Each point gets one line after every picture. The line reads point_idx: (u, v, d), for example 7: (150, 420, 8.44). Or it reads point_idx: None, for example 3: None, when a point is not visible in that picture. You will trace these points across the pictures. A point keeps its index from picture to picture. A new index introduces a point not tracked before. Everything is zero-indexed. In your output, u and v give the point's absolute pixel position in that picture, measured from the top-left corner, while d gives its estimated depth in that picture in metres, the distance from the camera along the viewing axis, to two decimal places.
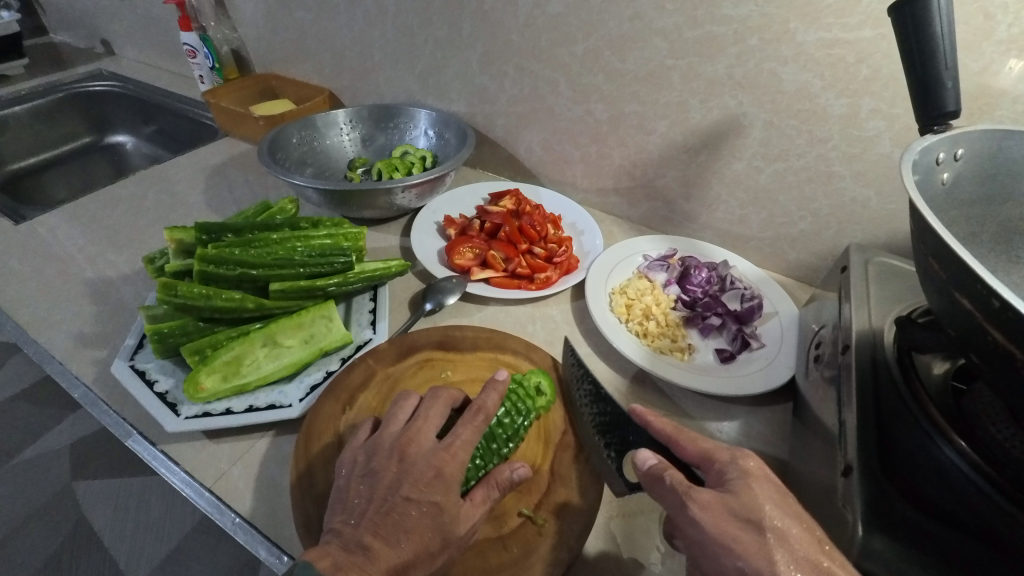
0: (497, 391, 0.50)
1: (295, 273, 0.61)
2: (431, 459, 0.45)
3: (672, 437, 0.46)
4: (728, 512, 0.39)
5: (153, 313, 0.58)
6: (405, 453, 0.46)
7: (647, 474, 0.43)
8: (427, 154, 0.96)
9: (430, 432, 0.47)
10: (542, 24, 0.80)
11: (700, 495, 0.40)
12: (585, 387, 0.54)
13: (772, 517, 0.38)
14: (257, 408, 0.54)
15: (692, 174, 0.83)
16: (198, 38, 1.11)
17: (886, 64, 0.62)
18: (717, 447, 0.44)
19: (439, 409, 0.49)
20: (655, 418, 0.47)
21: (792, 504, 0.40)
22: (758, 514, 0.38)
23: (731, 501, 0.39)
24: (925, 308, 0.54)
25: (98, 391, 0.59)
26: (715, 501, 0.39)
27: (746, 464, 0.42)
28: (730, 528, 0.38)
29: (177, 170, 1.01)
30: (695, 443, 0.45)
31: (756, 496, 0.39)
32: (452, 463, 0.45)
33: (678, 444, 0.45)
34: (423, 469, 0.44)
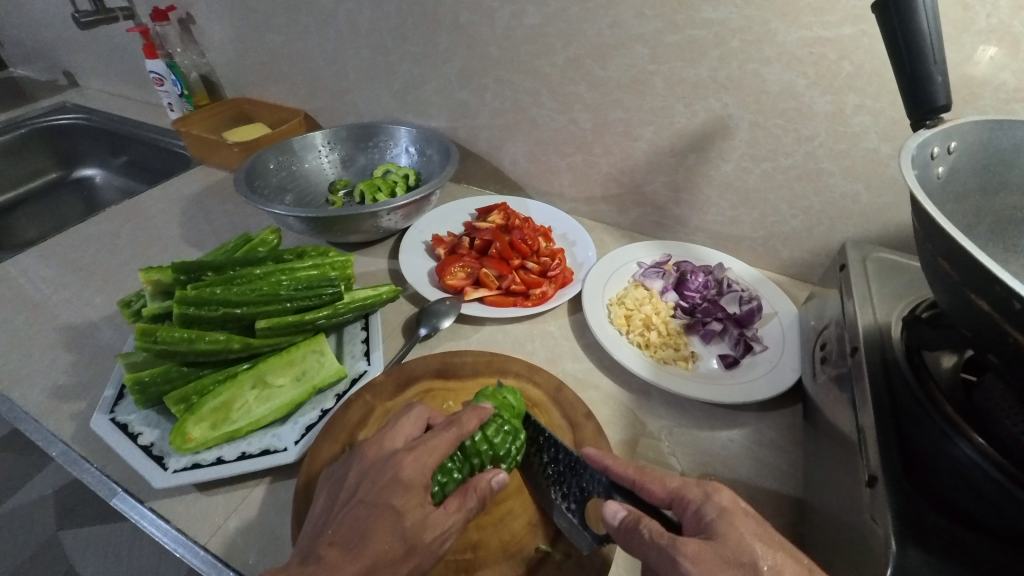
0: (477, 413, 0.47)
1: (282, 309, 0.58)
2: (390, 462, 0.44)
3: (635, 481, 0.44)
4: (716, 557, 0.36)
5: (132, 361, 0.55)
6: (365, 456, 0.46)
7: (620, 528, 0.40)
8: (410, 172, 0.94)
9: (396, 440, 0.47)
10: (520, 36, 0.79)
11: (686, 547, 0.37)
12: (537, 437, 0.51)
13: (766, 558, 0.36)
14: (250, 455, 0.51)
15: (681, 178, 0.82)
16: (165, 65, 1.08)
17: (869, 60, 0.62)
18: (683, 484, 0.42)
19: (412, 419, 0.49)
20: (613, 462, 0.45)
21: (774, 537, 0.37)
22: (749, 554, 0.36)
23: (720, 548, 0.36)
24: (929, 302, 0.53)
25: (78, 448, 0.55)
26: (701, 550, 0.36)
27: (720, 497, 0.39)
28: None
29: (151, 203, 0.97)
30: (660, 483, 0.43)
31: (741, 533, 0.37)
32: (411, 467, 0.44)
33: (643, 488, 0.43)
34: (380, 474, 0.44)
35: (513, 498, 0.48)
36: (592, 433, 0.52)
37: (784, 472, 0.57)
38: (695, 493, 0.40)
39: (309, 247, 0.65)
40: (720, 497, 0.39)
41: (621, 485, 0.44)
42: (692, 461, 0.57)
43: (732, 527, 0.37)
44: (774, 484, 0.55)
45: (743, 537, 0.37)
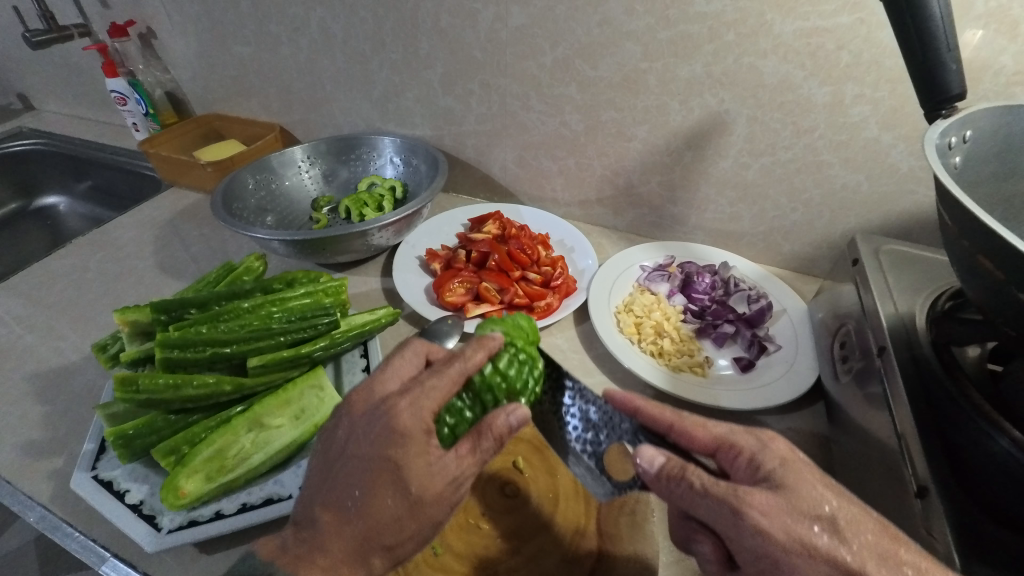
0: (485, 345, 0.45)
1: (274, 343, 0.54)
2: (380, 408, 0.40)
3: (675, 421, 0.40)
4: (779, 505, 0.34)
5: (112, 413, 0.51)
6: (357, 402, 0.43)
7: (655, 478, 0.37)
8: (396, 184, 0.90)
9: (390, 383, 0.44)
10: (505, 38, 0.76)
11: (754, 499, 0.34)
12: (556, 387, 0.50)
13: (809, 485, 0.35)
14: (251, 506, 0.48)
15: (677, 177, 0.80)
16: (128, 84, 1.02)
17: (867, 49, 0.60)
18: (732, 430, 0.38)
19: (407, 359, 0.46)
20: (645, 403, 0.41)
21: (800, 461, 0.36)
22: (787, 478, 0.35)
23: (789, 499, 0.34)
24: (950, 294, 0.52)
25: (58, 511, 0.51)
26: (771, 503, 0.34)
27: (776, 446, 0.37)
28: (803, 530, 0.33)
29: (120, 231, 0.91)
30: (702, 428, 0.39)
31: (811, 487, 0.35)
32: (406, 415, 0.39)
33: (682, 433, 0.40)
34: (372, 424, 0.39)
35: (542, 533, 0.44)
36: None
37: None
38: (746, 440, 0.37)
39: (297, 273, 0.61)
40: (776, 445, 0.37)
41: (657, 430, 0.41)
42: None
43: (766, 457, 0.36)
44: None
45: (773, 456, 0.36)
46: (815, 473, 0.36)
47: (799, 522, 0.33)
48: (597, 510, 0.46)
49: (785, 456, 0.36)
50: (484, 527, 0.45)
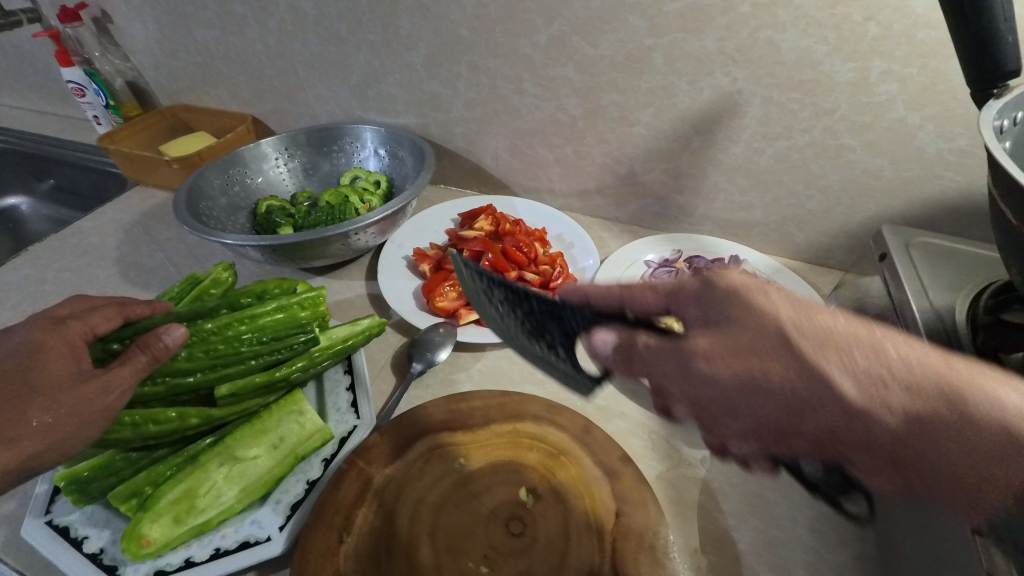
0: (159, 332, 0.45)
1: (245, 368, 0.49)
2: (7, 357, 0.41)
3: (622, 295, 0.36)
4: (735, 347, 0.30)
5: (66, 452, 0.45)
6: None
7: (615, 358, 0.35)
8: (381, 178, 0.84)
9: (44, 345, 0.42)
10: (494, 13, 0.68)
11: (698, 346, 0.31)
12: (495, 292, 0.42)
13: (791, 320, 0.30)
14: (225, 552, 0.42)
15: (684, 164, 0.74)
16: (84, 74, 0.93)
17: (897, 19, 0.54)
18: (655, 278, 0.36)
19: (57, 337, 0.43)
20: (594, 286, 0.37)
21: (814, 307, 0.30)
22: (775, 329, 0.30)
23: (731, 336, 0.31)
24: (996, 289, 0.47)
25: (9, 563, 0.45)
26: (713, 345, 0.31)
27: (724, 281, 0.33)
28: (745, 364, 0.30)
29: (82, 237, 0.84)
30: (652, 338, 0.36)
31: (762, 312, 0.30)
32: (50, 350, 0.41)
33: (633, 298, 0.36)
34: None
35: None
36: (633, 482, 0.44)
37: None
38: (694, 287, 0.33)
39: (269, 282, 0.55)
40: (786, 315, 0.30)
41: (610, 311, 0.37)
42: (741, 493, 0.50)
43: (754, 300, 0.31)
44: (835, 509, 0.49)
45: (774, 322, 0.30)
46: (844, 339, 0.28)
47: (768, 390, 0.30)
48: (614, 547, 0.40)
49: (818, 322, 0.29)
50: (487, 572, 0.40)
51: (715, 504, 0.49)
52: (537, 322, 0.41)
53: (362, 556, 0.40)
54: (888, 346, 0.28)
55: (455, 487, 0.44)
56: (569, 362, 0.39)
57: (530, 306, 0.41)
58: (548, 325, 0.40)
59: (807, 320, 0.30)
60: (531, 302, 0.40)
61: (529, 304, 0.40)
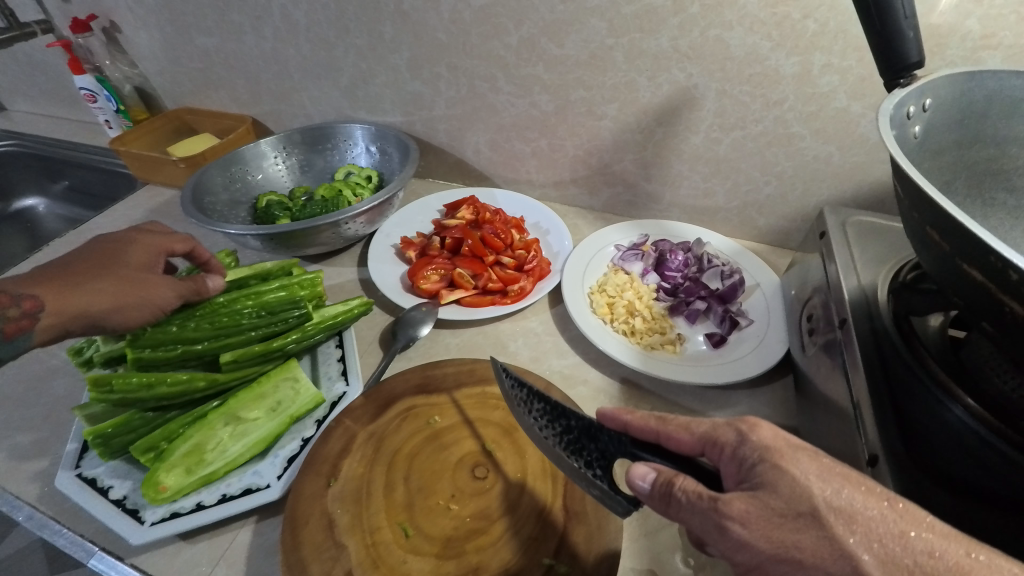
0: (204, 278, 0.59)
1: (246, 339, 0.55)
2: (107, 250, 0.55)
3: (660, 432, 0.40)
4: (767, 512, 0.32)
5: (90, 414, 0.52)
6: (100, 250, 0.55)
7: (652, 494, 0.36)
8: (372, 173, 0.90)
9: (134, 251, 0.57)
10: (469, 18, 0.74)
11: (733, 508, 0.32)
12: (535, 408, 0.47)
13: (824, 497, 0.31)
14: (230, 497, 0.49)
15: (650, 154, 0.79)
16: (95, 81, 1.00)
17: (834, 16, 0.59)
18: (712, 426, 0.37)
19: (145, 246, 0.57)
20: (633, 418, 0.41)
21: (835, 471, 0.32)
22: (808, 502, 0.31)
23: (768, 499, 0.32)
24: (913, 264, 0.53)
25: (45, 511, 0.52)
26: (750, 509, 0.32)
27: (759, 436, 0.35)
28: (784, 535, 0.31)
29: (97, 233, 0.91)
30: (686, 431, 0.38)
31: (795, 481, 0.32)
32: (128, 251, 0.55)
33: (670, 438, 0.39)
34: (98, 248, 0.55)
35: (512, 512, 0.46)
36: None
37: None
38: (729, 437, 0.36)
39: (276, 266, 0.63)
40: (804, 464, 0.33)
41: (647, 442, 0.40)
42: None
43: (786, 453, 0.33)
44: None
45: (806, 496, 0.31)
46: (867, 516, 0.30)
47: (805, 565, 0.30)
48: (564, 488, 0.47)
49: (849, 499, 0.31)
50: (454, 508, 0.46)
51: None
52: (576, 439, 0.44)
53: (346, 497, 0.46)
54: (907, 527, 0.30)
55: (428, 439, 0.50)
56: (603, 479, 0.40)
57: (566, 425, 0.45)
58: (587, 444, 0.43)
59: (838, 493, 0.31)
60: (572, 423, 0.45)
61: (569, 422, 0.45)
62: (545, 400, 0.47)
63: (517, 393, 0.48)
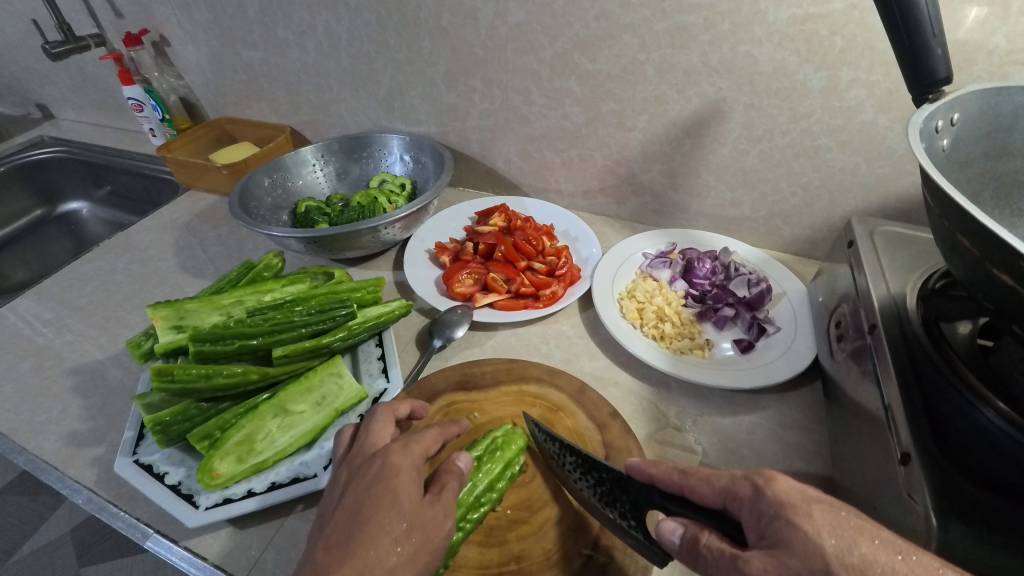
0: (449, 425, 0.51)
1: (296, 335, 0.59)
2: (376, 455, 0.45)
3: (683, 486, 0.39)
4: (784, 571, 0.32)
5: (149, 402, 0.55)
6: (353, 462, 0.46)
7: (682, 549, 0.38)
8: (406, 181, 0.93)
9: (380, 441, 0.48)
10: (505, 34, 0.78)
11: (751, 565, 0.33)
12: (567, 459, 0.48)
13: (836, 554, 0.31)
14: (279, 485, 0.51)
15: (677, 165, 0.81)
16: (143, 91, 1.05)
17: (861, 33, 0.61)
18: (732, 478, 0.37)
19: (386, 422, 0.50)
20: (658, 470, 0.41)
21: (850, 522, 0.33)
22: (821, 559, 0.31)
23: (785, 557, 0.32)
24: (942, 272, 0.54)
25: (103, 494, 0.55)
26: (768, 567, 0.32)
27: (775, 490, 0.35)
28: None
29: (144, 235, 0.96)
30: (707, 484, 0.38)
31: (808, 538, 0.32)
32: (400, 455, 0.45)
33: (692, 491, 0.39)
34: (367, 467, 0.44)
35: (549, 504, 0.49)
36: (619, 433, 0.53)
37: (810, 452, 0.58)
38: (747, 491, 0.36)
39: None
40: (819, 512, 0.33)
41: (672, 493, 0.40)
42: (718, 450, 0.58)
43: (798, 504, 0.34)
44: (800, 463, 0.57)
45: (819, 553, 0.31)
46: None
47: None
48: None
49: (863, 553, 0.31)
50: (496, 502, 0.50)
51: (695, 455, 0.57)
52: (609, 490, 0.45)
53: None
54: None
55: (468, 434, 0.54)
56: (637, 532, 0.42)
57: (598, 477, 0.46)
58: (619, 495, 0.44)
59: (851, 548, 0.31)
60: (601, 473, 0.45)
61: (598, 473, 0.45)
62: (576, 451, 0.47)
63: (549, 443, 0.50)
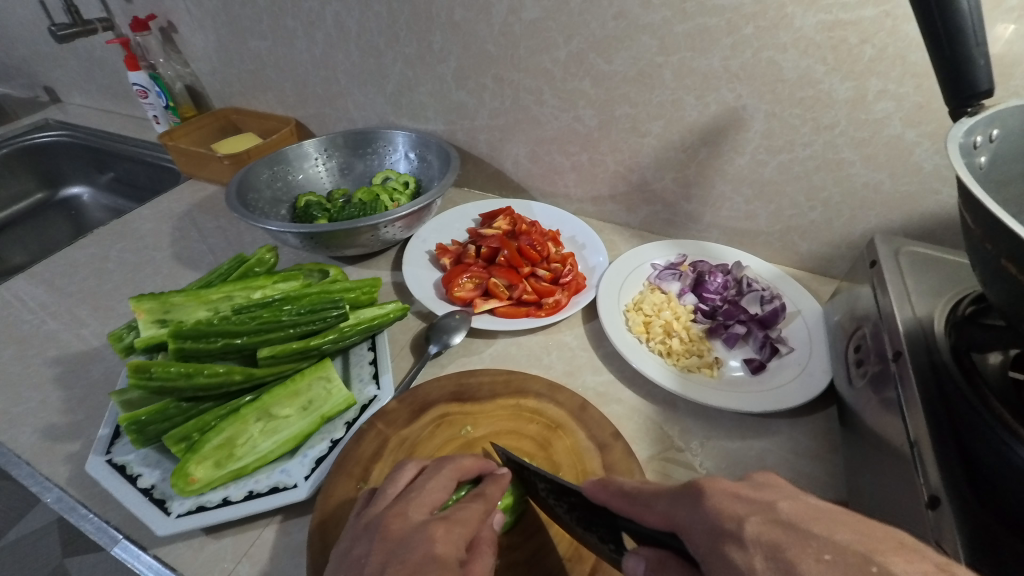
0: (499, 482, 0.45)
1: (285, 335, 0.56)
2: (420, 536, 0.38)
3: (632, 510, 0.35)
4: None
5: (127, 399, 0.52)
6: (388, 533, 0.39)
7: None
8: (410, 179, 0.91)
9: (424, 509, 0.42)
10: (519, 31, 0.75)
11: None
12: (539, 482, 0.44)
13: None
14: (258, 494, 0.48)
15: (692, 174, 0.78)
16: (148, 77, 1.03)
17: (893, 42, 0.58)
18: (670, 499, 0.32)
19: (440, 484, 0.44)
20: (609, 495, 0.37)
21: (794, 534, 0.25)
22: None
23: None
24: (973, 298, 0.50)
25: (74, 494, 0.52)
26: None
27: (706, 506, 0.29)
28: None
29: (140, 223, 0.94)
30: (652, 508, 0.33)
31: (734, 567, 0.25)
32: (445, 543, 0.38)
33: (641, 516, 0.34)
34: (410, 551, 0.37)
35: (542, 530, 0.47)
36: (621, 455, 0.50)
37: (822, 484, 0.54)
38: (682, 513, 0.31)
39: None
40: (752, 527, 0.26)
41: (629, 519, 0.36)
42: (724, 476, 0.55)
43: (729, 526, 0.27)
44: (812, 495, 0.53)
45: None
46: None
47: None
48: None
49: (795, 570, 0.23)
50: None
51: (699, 480, 0.54)
52: (584, 511, 0.41)
53: None
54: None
55: (461, 449, 0.51)
56: (616, 554, 0.37)
57: (571, 500, 0.42)
58: (593, 517, 0.40)
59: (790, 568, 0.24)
60: (572, 495, 0.41)
61: (570, 498, 0.41)
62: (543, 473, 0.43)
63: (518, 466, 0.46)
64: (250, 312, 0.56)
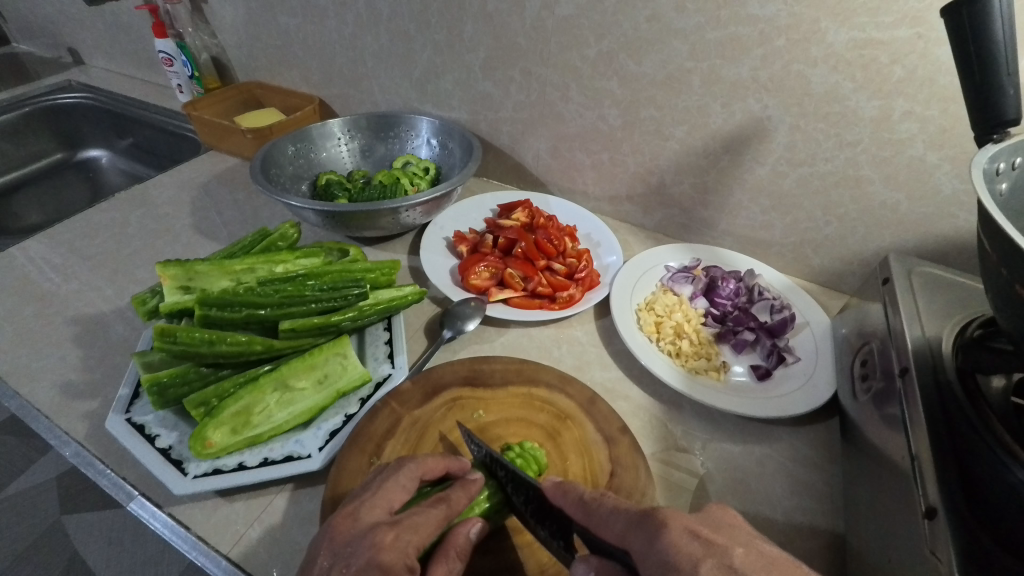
0: (466, 488, 0.44)
1: (307, 310, 0.57)
2: (367, 542, 0.38)
3: (587, 520, 0.39)
4: None
5: (149, 361, 0.53)
6: (337, 534, 0.40)
7: None
8: (430, 166, 0.92)
9: (377, 510, 0.42)
10: (551, 26, 0.75)
11: None
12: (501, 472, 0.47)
13: None
14: (272, 462, 0.49)
15: (711, 180, 0.79)
16: (175, 46, 1.04)
17: (923, 65, 0.58)
18: (627, 522, 0.36)
19: (399, 483, 0.43)
20: (565, 500, 0.40)
21: None
22: None
23: None
24: (982, 321, 0.51)
25: (92, 450, 0.54)
26: None
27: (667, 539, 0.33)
28: None
29: (161, 191, 0.95)
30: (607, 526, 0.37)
31: None
32: (392, 551, 0.38)
33: (593, 528, 0.38)
34: (355, 556, 0.38)
35: None
36: (628, 450, 0.51)
37: (819, 491, 0.56)
38: (638, 539, 0.35)
39: None
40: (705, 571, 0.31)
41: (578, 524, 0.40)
42: (725, 477, 0.56)
43: (684, 567, 0.32)
44: (809, 502, 0.54)
45: None
46: None
47: None
48: None
49: None
50: None
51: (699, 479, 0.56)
52: (539, 506, 0.44)
53: None
54: None
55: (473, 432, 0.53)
56: (564, 551, 0.41)
57: (527, 493, 0.45)
58: (548, 514, 0.44)
59: None
60: (530, 491, 0.44)
61: (527, 490, 0.45)
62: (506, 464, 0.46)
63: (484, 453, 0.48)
64: (272, 286, 0.57)
